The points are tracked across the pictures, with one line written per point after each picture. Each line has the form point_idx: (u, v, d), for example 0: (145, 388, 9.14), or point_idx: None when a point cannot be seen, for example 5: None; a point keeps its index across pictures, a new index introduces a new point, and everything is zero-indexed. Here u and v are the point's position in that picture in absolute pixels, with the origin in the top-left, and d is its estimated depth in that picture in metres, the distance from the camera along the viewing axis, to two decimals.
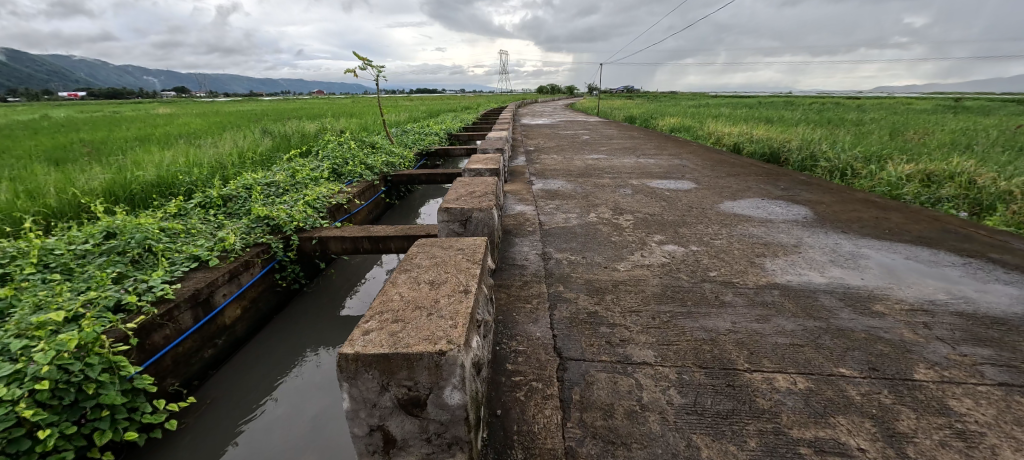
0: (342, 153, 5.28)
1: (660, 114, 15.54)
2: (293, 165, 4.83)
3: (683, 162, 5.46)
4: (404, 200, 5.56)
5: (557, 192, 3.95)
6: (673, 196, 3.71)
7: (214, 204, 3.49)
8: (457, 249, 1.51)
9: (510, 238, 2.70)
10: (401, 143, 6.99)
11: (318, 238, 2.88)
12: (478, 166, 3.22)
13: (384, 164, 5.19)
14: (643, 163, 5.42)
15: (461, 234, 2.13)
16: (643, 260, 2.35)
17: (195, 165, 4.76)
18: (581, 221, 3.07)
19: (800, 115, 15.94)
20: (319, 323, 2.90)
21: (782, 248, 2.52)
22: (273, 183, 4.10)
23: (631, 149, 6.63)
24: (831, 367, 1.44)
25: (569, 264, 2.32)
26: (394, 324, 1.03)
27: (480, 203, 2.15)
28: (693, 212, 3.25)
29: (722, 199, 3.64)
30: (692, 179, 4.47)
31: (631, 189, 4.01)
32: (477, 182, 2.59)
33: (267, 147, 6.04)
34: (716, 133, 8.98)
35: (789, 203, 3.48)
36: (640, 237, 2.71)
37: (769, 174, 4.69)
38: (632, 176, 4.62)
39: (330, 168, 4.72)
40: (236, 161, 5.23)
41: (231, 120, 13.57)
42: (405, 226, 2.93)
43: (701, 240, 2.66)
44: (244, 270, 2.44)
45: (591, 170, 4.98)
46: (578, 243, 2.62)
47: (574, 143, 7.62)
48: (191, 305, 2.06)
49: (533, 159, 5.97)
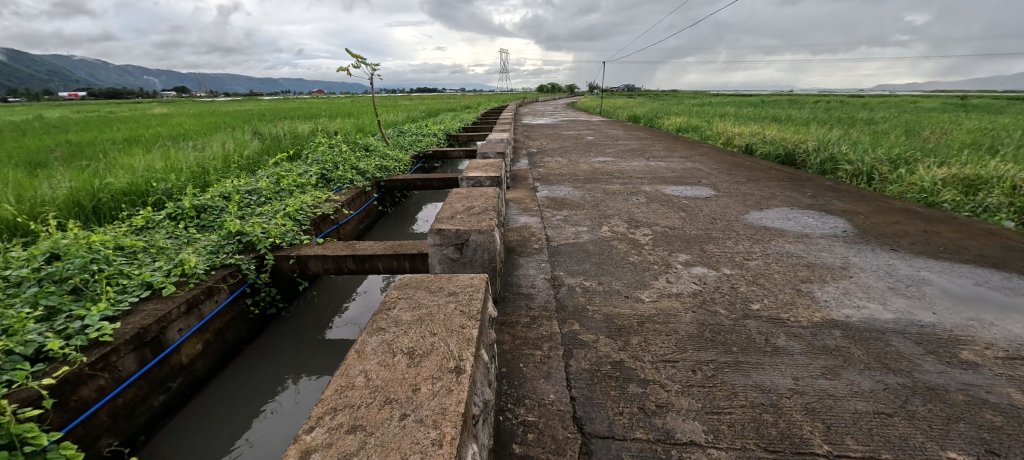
0: (333, 157, 4.95)
1: (664, 114, 15.21)
2: (279, 170, 4.49)
3: (698, 166, 5.10)
4: (399, 206, 5.22)
5: (563, 200, 3.59)
6: (693, 205, 3.36)
7: (186, 216, 3.16)
8: (449, 295, 1.17)
9: (514, 258, 2.35)
10: (397, 145, 6.66)
11: (295, 257, 2.53)
12: (477, 173, 2.88)
13: (376, 169, 4.85)
14: (654, 167, 5.07)
15: (457, 261, 1.79)
16: (670, 287, 2.01)
17: (173, 170, 4.43)
18: (593, 236, 2.73)
19: (807, 115, 15.57)
20: (303, 347, 2.62)
21: (829, 272, 2.17)
22: (254, 192, 3.77)
23: (639, 151, 6.27)
24: (938, 451, 1.10)
25: (583, 292, 1.98)
26: (350, 437, 0.69)
27: (479, 223, 1.80)
28: (717, 224, 2.90)
29: (746, 209, 3.29)
30: (710, 185, 4.12)
31: (645, 197, 3.67)
32: (476, 195, 2.25)
33: (255, 149, 5.70)
34: (726, 134, 8.62)
35: (823, 214, 3.14)
36: (662, 257, 2.36)
37: (791, 179, 4.34)
38: (644, 182, 4.27)
39: (318, 173, 4.39)
40: (219, 165, 4.89)
41: (224, 121, 13.27)
42: (396, 243, 2.59)
43: (732, 260, 2.32)
44: (206, 298, 2.11)
45: (599, 175, 4.64)
46: (592, 265, 2.27)
47: (578, 144, 7.26)
48: (136, 347, 1.73)
49: (536, 162, 5.62)
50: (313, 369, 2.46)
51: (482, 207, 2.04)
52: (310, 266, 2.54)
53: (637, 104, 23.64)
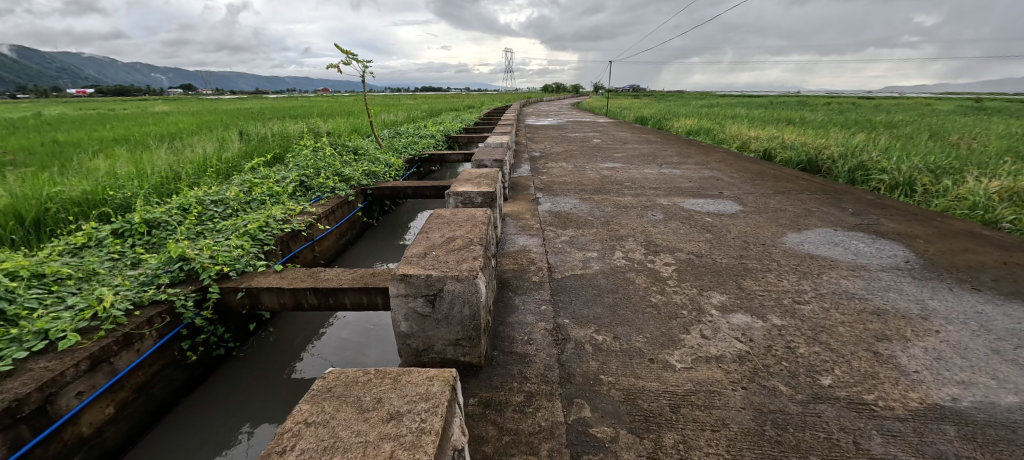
0: (316, 161, 4.52)
1: (673, 115, 14.76)
2: (254, 176, 4.06)
3: (717, 174, 4.63)
4: (389, 216, 4.80)
5: (568, 216, 3.14)
6: (718, 224, 2.91)
7: (135, 233, 2.75)
8: (389, 420, 0.73)
9: (507, 297, 1.91)
10: (391, 147, 6.23)
11: (245, 290, 2.09)
12: (467, 187, 2.44)
13: (363, 175, 4.42)
14: (668, 175, 4.59)
15: (428, 317, 1.35)
16: (706, 345, 1.55)
17: (139, 175, 4.03)
18: (603, 264, 2.27)
19: (824, 117, 15.00)
20: (260, 389, 2.22)
21: (907, 324, 1.71)
22: (221, 203, 3.35)
23: (650, 157, 5.80)
24: None
25: (594, 352, 1.52)
26: None
27: (458, 267, 1.36)
28: (751, 250, 2.44)
29: (782, 229, 2.82)
30: (733, 198, 3.66)
31: (662, 213, 3.20)
32: (462, 221, 1.81)
33: (236, 151, 5.29)
34: (741, 137, 8.13)
35: (874, 239, 2.67)
36: (691, 297, 1.91)
37: (825, 191, 3.87)
38: (659, 193, 3.82)
39: (296, 180, 3.96)
40: (194, 170, 4.49)
41: (221, 119, 13.03)
42: (368, 271, 2.16)
43: (779, 303, 1.86)
44: (122, 350, 1.69)
45: (609, 184, 4.19)
46: (604, 308, 1.82)
47: (585, 148, 6.80)
48: (4, 428, 1.28)
49: (539, 168, 5.17)
50: (271, 414, 2.06)
51: (466, 238, 1.60)
52: (264, 301, 2.11)
53: (644, 104, 23.18)
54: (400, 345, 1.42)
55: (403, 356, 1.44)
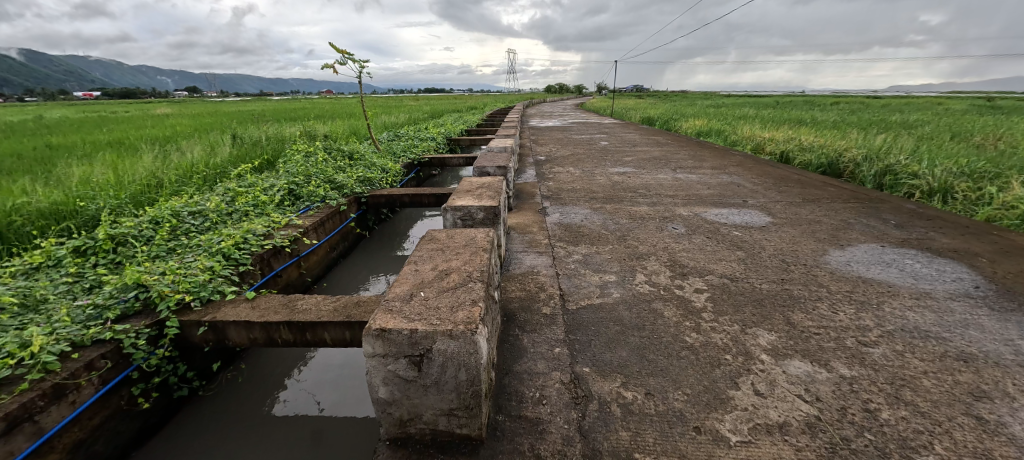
0: (307, 166, 4.23)
1: (680, 116, 14.43)
2: (240, 184, 3.79)
3: (737, 180, 4.32)
4: (386, 226, 4.52)
5: (580, 230, 2.83)
6: (749, 240, 2.60)
7: (99, 251, 2.48)
8: None
9: (514, 337, 1.60)
10: (389, 151, 5.96)
11: (208, 323, 1.80)
12: (467, 201, 2.14)
13: (357, 182, 4.14)
14: (685, 181, 4.27)
15: (414, 382, 1.05)
16: (764, 409, 1.24)
17: (119, 183, 3.78)
18: (624, 291, 1.97)
19: (836, 117, 14.61)
20: (232, 434, 1.90)
21: (1006, 374, 1.39)
22: (200, 216, 3.08)
23: (663, 160, 5.49)
24: None
25: (624, 417, 1.21)
26: None
27: (451, 316, 1.05)
28: (794, 273, 2.12)
29: (823, 246, 2.50)
30: (759, 208, 3.34)
31: (684, 225, 2.89)
32: (459, 245, 1.51)
33: (226, 156, 5.04)
34: (755, 138, 7.80)
35: (930, 257, 2.35)
36: (734, 337, 1.59)
37: (859, 200, 3.55)
38: (677, 202, 3.50)
39: (285, 188, 3.68)
40: (179, 177, 4.24)
41: (220, 121, 12.86)
42: (352, 299, 1.88)
43: (842, 345, 1.54)
44: (53, 404, 1.39)
45: (622, 191, 3.88)
46: (631, 352, 1.51)
47: (593, 151, 6.51)
48: None
49: (545, 173, 4.87)
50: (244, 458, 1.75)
51: (464, 271, 1.30)
52: (231, 336, 1.82)
53: (650, 104, 22.89)
54: (380, 414, 1.12)
55: (384, 426, 1.14)
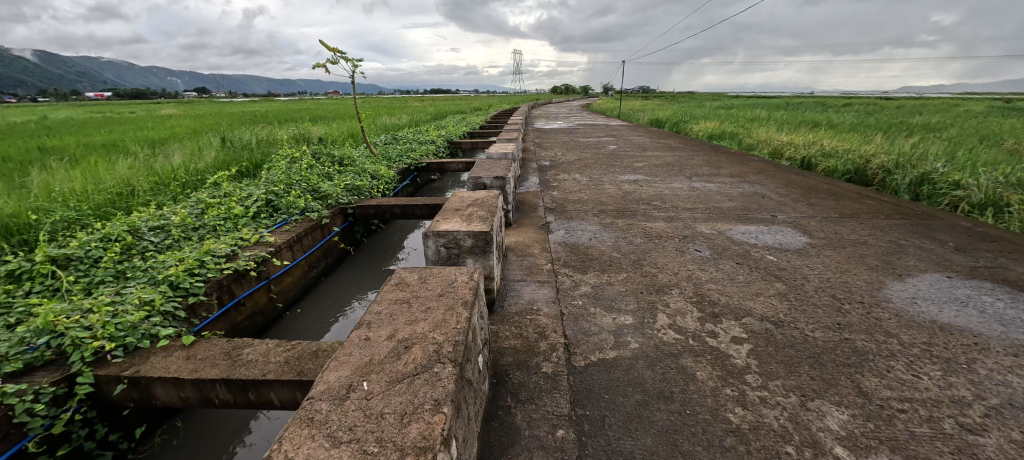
0: (289, 173, 3.90)
1: (691, 117, 13.98)
2: (215, 193, 3.46)
3: (761, 190, 3.92)
4: (376, 238, 4.16)
5: (588, 252, 2.46)
6: (788, 268, 2.21)
7: (34, 277, 2.16)
8: None
9: (505, 412, 1.23)
10: (385, 156, 5.63)
11: (130, 379, 1.47)
12: (453, 225, 1.78)
13: (344, 191, 3.80)
14: (703, 191, 3.88)
15: None
16: None
17: (85, 192, 3.48)
18: (644, 340, 1.58)
19: (854, 119, 14.07)
20: None
21: None
22: (162, 233, 2.76)
23: (677, 166, 5.10)
24: None
25: None
26: None
27: (396, 436, 0.70)
28: (852, 318, 1.73)
29: (878, 277, 2.10)
30: (792, 225, 2.95)
31: (708, 247, 2.51)
32: (433, 296, 1.15)
33: (209, 161, 4.73)
34: (773, 142, 7.36)
35: (1013, 293, 1.94)
36: (792, 416, 1.21)
37: (904, 215, 3.14)
38: (697, 216, 3.12)
39: (262, 199, 3.35)
40: (154, 185, 3.94)
41: (220, 122, 12.71)
42: (308, 349, 1.54)
43: (941, 433, 1.15)
44: None
45: (634, 203, 3.50)
46: (658, 439, 1.13)
47: (601, 155, 6.12)
48: None
49: (549, 180, 4.51)
50: None
51: (431, 345, 0.94)
52: (158, 395, 1.49)
53: (659, 106, 22.42)
54: None
55: None
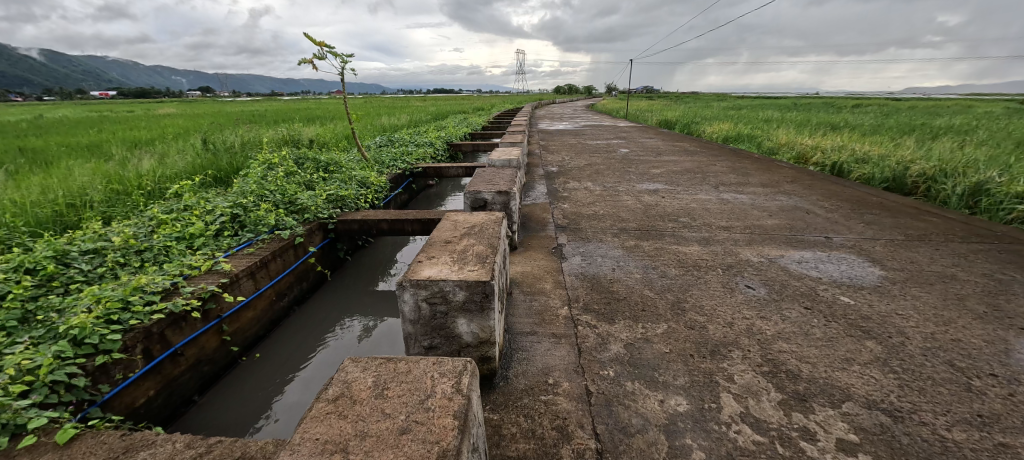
0: (263, 182, 3.43)
1: (701, 118, 13.46)
2: (174, 207, 3.00)
3: (802, 203, 3.41)
4: (361, 255, 3.69)
5: (613, 289, 1.97)
6: (873, 316, 1.72)
7: None
8: None
9: None
10: (377, 160, 5.16)
11: None
12: (440, 270, 1.30)
13: (325, 203, 3.34)
14: (736, 204, 3.37)
15: None
16: None
17: (24, 203, 3.03)
18: (711, 445, 1.09)
19: (870, 120, 13.54)
20: None
21: None
22: (97, 259, 2.30)
23: (698, 173, 4.61)
24: None
25: None
26: None
27: None
28: (995, 406, 1.23)
29: (997, 332, 1.61)
30: (854, 250, 2.46)
31: (762, 282, 2.01)
32: (388, 435, 0.67)
33: (179, 167, 4.27)
34: (796, 146, 6.87)
35: None
36: None
37: (984, 237, 2.64)
38: (737, 237, 2.63)
39: (226, 214, 2.89)
40: (111, 195, 3.49)
41: (213, 122, 12.33)
42: (227, 456, 1.07)
43: None
44: None
45: (659, 219, 3.02)
46: None
47: (613, 160, 5.64)
48: None
49: (558, 190, 4.03)
50: None
51: None
52: None
53: (668, 107, 21.85)
54: None
55: None
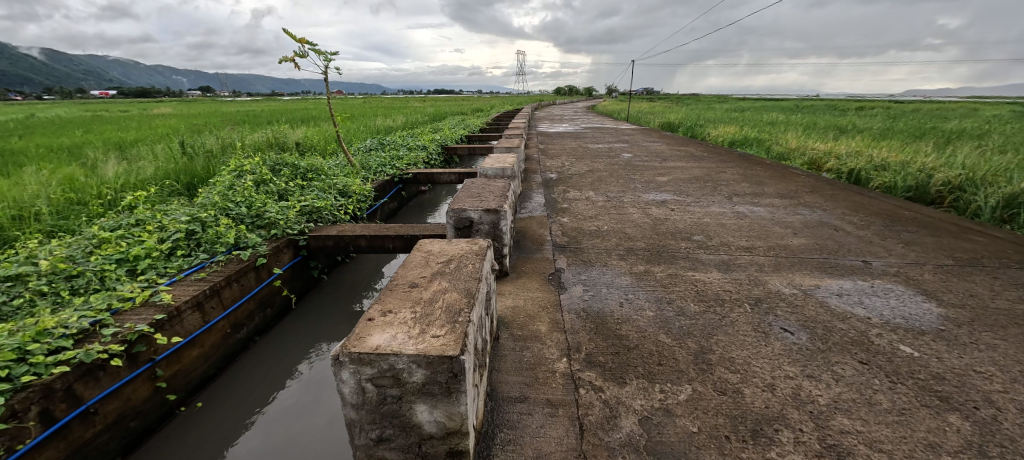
0: (229, 191, 3.09)
1: (705, 121, 13.11)
2: (123, 221, 2.66)
3: (828, 219, 3.07)
4: (338, 275, 3.37)
5: (621, 332, 1.63)
6: (947, 376, 1.38)
7: None
8: None
9: None
10: (364, 166, 4.83)
11: None
12: (394, 334, 0.96)
13: (297, 216, 3.00)
14: (755, 220, 3.04)
15: None
16: None
17: None
18: None
19: (879, 123, 13.20)
20: None
21: None
22: (14, 288, 1.95)
23: (708, 182, 4.28)
24: None
25: None
26: None
27: None
28: None
29: None
30: (900, 279, 2.11)
31: (801, 325, 1.67)
32: None
33: (143, 173, 3.93)
34: (808, 152, 6.53)
35: None
36: None
37: None
38: (761, 261, 2.30)
39: (180, 230, 2.55)
40: (59, 205, 3.15)
41: (202, 122, 12.01)
42: None
43: None
44: None
45: (670, 237, 2.67)
46: None
47: (616, 166, 5.31)
48: None
49: (557, 200, 3.69)
50: None
51: None
52: None
53: (670, 109, 21.54)
54: None
55: None
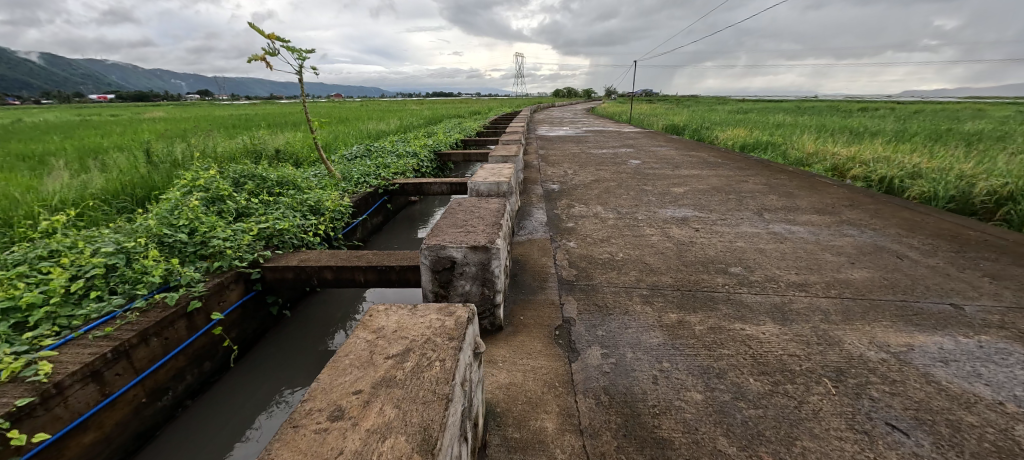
0: (172, 212, 2.59)
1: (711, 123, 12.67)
2: (29, 254, 2.15)
3: (883, 242, 2.58)
4: (304, 311, 2.88)
5: (662, 434, 1.13)
6: None
7: None
8: None
9: None
10: (346, 176, 4.36)
11: None
12: None
13: (251, 242, 2.51)
14: (797, 243, 2.55)
15: None
16: None
17: None
18: None
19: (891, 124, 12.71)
20: None
21: None
22: None
23: (731, 194, 3.80)
24: None
25: None
26: None
27: None
28: None
29: None
30: (1011, 332, 1.63)
31: (913, 418, 1.19)
32: None
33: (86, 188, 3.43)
34: (830, 157, 6.04)
35: None
36: None
37: None
38: (822, 305, 1.81)
39: (96, 264, 2.04)
40: None
41: (187, 126, 11.55)
42: None
43: None
44: None
45: (701, 270, 2.18)
46: None
47: (624, 174, 4.83)
48: None
49: (561, 217, 3.21)
50: None
51: None
52: None
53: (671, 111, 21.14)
54: None
55: None
